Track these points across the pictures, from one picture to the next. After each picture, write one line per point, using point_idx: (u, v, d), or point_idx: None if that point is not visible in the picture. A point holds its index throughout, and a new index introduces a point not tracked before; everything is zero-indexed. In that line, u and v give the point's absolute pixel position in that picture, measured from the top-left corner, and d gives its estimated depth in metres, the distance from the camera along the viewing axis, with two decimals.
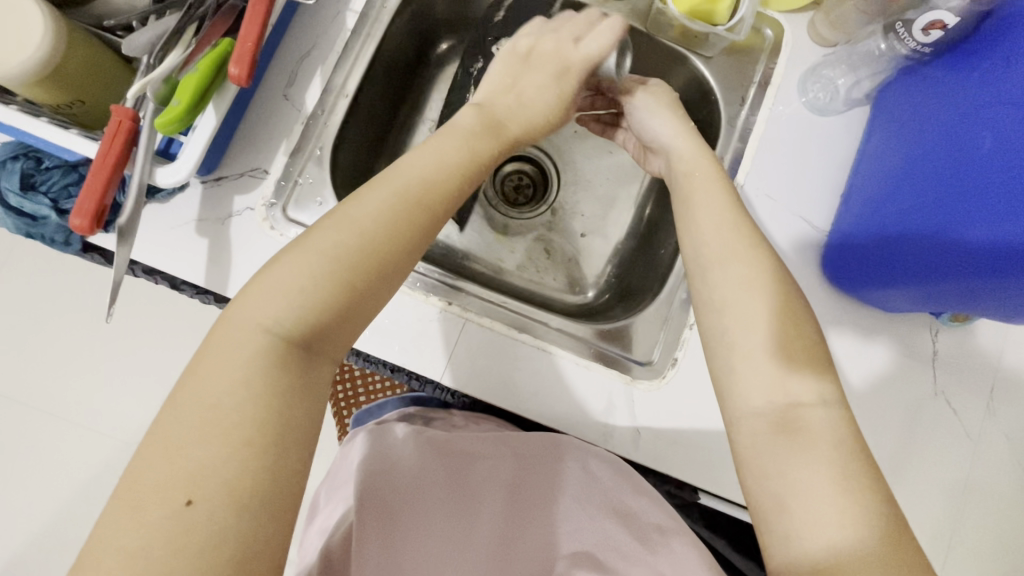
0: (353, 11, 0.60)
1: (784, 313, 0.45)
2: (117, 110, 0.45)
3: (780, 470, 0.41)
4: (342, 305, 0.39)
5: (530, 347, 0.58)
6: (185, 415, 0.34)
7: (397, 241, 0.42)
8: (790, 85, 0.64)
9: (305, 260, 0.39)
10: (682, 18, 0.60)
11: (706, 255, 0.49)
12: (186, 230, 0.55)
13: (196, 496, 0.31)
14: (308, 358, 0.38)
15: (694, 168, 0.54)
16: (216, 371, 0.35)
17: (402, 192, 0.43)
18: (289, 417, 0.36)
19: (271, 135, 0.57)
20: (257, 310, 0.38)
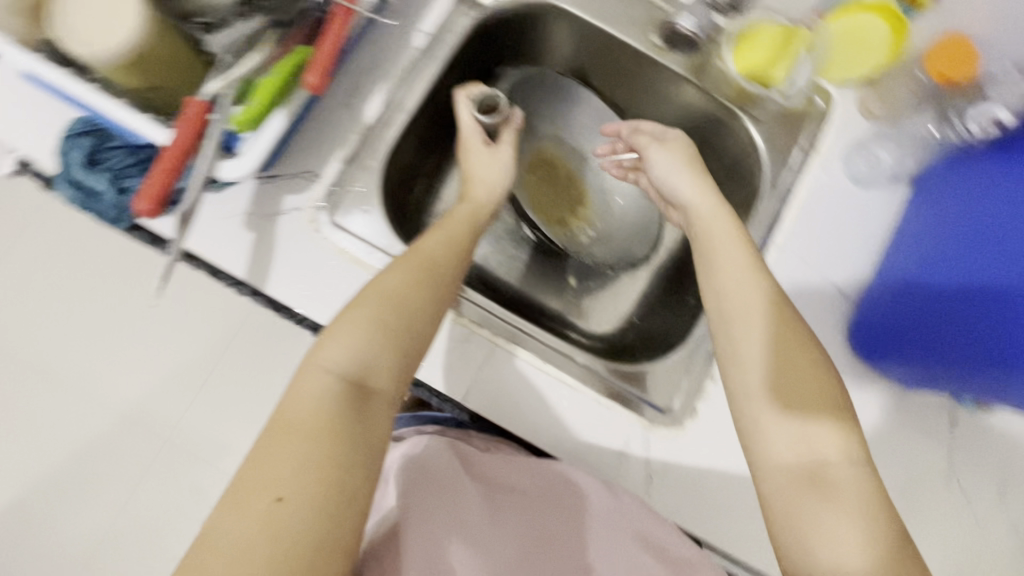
0: (422, 32, 0.62)
1: (819, 377, 0.47)
2: (191, 102, 0.46)
3: (805, 523, 0.43)
4: (388, 346, 0.47)
5: (553, 380, 0.58)
6: (272, 437, 0.41)
7: (422, 300, 0.49)
8: (835, 155, 0.66)
9: (360, 311, 0.47)
10: (741, 78, 0.63)
11: (728, 313, 0.51)
12: (234, 222, 0.56)
13: (285, 494, 0.38)
14: (364, 395, 0.45)
15: (712, 219, 0.56)
16: (298, 397, 0.43)
17: (420, 263, 0.51)
18: (352, 440, 0.42)
19: (327, 140, 0.59)
20: (325, 353, 0.45)
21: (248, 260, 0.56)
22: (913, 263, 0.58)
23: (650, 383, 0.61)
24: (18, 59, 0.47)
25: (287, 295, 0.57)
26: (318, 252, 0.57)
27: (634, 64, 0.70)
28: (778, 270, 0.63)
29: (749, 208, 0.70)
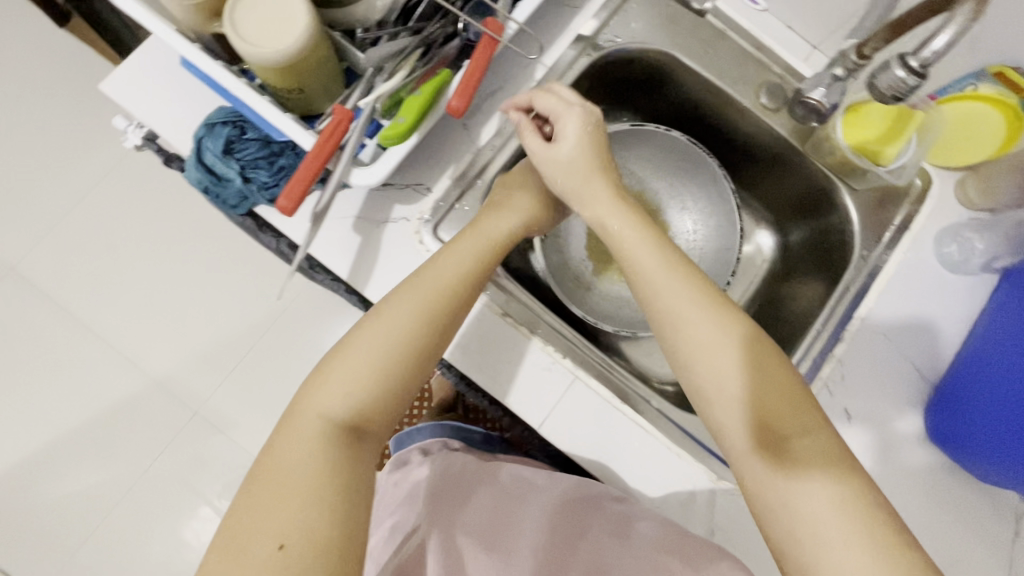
0: (543, 65, 0.64)
1: (740, 354, 0.49)
2: (337, 110, 0.48)
3: (782, 498, 0.45)
4: (388, 390, 0.49)
5: (629, 422, 0.59)
6: (265, 487, 0.43)
7: (416, 344, 0.50)
8: (928, 236, 0.66)
9: (359, 352, 0.49)
10: (849, 151, 0.63)
11: (661, 310, 0.53)
12: (345, 224, 0.58)
13: (286, 542, 0.40)
14: (360, 437, 0.48)
15: (621, 226, 0.57)
16: (292, 447, 0.45)
17: (423, 300, 0.51)
18: (343, 483, 0.44)
19: (443, 157, 0.61)
20: (319, 396, 0.48)
21: (352, 263, 0.58)
22: (994, 351, 0.58)
23: None
24: (184, 48, 0.50)
25: None
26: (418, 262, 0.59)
27: (737, 120, 0.71)
28: (859, 342, 0.64)
29: (832, 276, 0.71)
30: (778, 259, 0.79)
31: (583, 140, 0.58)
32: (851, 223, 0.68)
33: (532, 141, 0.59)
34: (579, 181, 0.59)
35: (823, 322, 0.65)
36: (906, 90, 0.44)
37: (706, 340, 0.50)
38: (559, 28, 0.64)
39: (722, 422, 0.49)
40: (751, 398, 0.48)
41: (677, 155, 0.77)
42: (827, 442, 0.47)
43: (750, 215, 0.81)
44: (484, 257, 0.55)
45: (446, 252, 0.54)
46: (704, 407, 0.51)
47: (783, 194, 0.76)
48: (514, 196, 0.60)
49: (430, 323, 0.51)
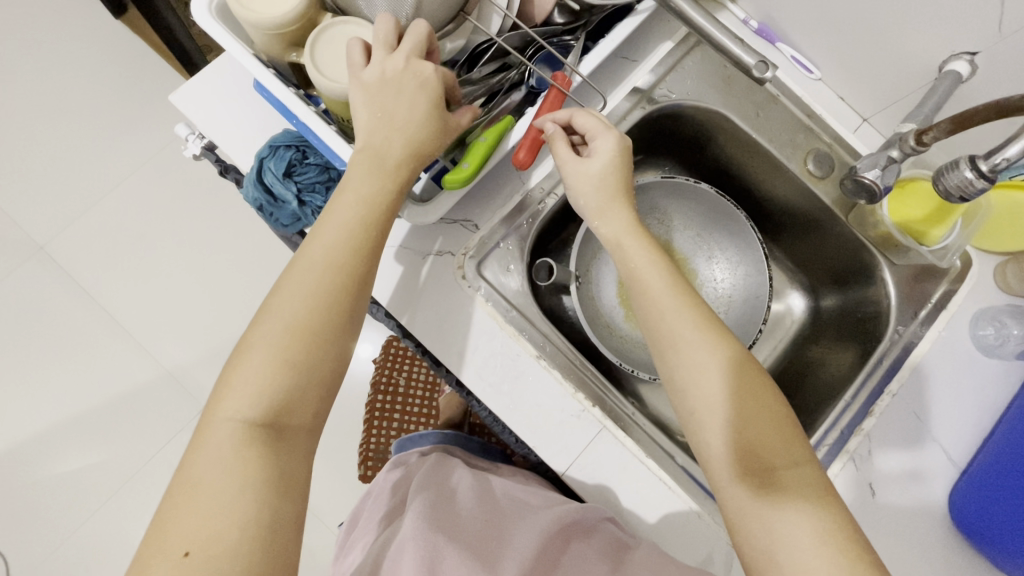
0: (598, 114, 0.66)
1: (736, 385, 0.48)
2: None
3: (763, 523, 0.45)
4: (304, 394, 0.45)
5: (653, 477, 0.59)
6: (178, 501, 0.40)
7: (324, 321, 0.46)
8: (963, 318, 0.66)
9: (270, 345, 0.44)
10: (894, 228, 0.64)
11: (662, 337, 0.51)
12: (388, 252, 0.60)
13: (193, 548, 0.38)
14: (280, 432, 0.43)
15: (622, 238, 0.54)
16: (209, 459, 0.41)
17: (319, 275, 0.46)
18: (273, 478, 0.41)
19: (492, 198, 0.63)
20: (229, 400, 0.43)
21: (394, 292, 0.60)
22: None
23: None
24: (258, 71, 0.52)
25: (423, 330, 0.60)
26: (460, 297, 0.60)
27: (781, 182, 0.72)
28: (883, 414, 0.64)
29: (863, 345, 0.71)
30: (808, 322, 0.79)
31: (615, 159, 0.54)
32: (887, 296, 0.69)
33: (381, 50, 0.47)
34: (602, 201, 0.55)
35: (853, 392, 0.66)
36: (975, 189, 0.48)
37: (702, 369, 0.49)
38: (616, 80, 0.67)
39: (710, 449, 0.48)
40: (739, 429, 0.47)
41: (707, 210, 0.77)
42: (816, 473, 0.46)
43: (783, 277, 0.81)
44: (376, 202, 0.48)
45: (324, 229, 0.47)
46: (693, 432, 0.49)
47: (819, 258, 0.76)
48: (397, 99, 0.47)
49: (333, 296, 0.46)
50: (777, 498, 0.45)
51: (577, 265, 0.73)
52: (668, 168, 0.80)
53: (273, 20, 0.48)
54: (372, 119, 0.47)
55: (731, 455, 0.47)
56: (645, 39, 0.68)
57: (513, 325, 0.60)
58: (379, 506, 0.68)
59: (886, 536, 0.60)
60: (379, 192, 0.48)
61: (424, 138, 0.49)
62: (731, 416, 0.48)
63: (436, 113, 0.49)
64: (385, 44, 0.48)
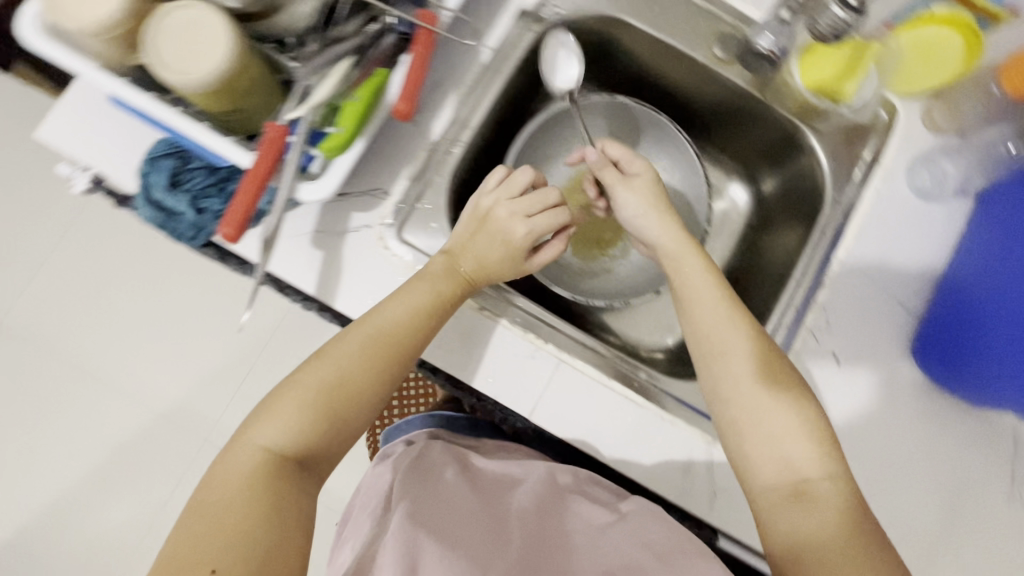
0: (486, 48, 0.62)
1: (783, 397, 0.51)
2: (270, 126, 0.48)
3: (792, 527, 0.48)
4: (339, 432, 0.51)
5: (619, 396, 0.59)
6: (192, 523, 0.44)
7: (374, 389, 0.52)
8: (898, 169, 0.66)
9: (306, 396, 0.50)
10: (807, 92, 0.62)
11: (709, 347, 0.54)
12: (302, 241, 0.57)
13: (218, 566, 0.41)
14: (305, 469, 0.49)
15: (680, 257, 0.59)
16: (226, 483, 0.46)
17: (377, 342, 0.53)
18: (288, 508, 0.46)
19: (396, 160, 0.60)
20: (259, 431, 0.49)
21: (318, 279, 0.58)
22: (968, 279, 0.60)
23: None
24: (106, 82, 0.48)
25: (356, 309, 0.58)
26: (387, 268, 0.58)
27: (694, 76, 0.70)
28: (838, 285, 0.64)
29: (807, 221, 0.70)
30: (753, 211, 0.78)
31: (649, 188, 0.62)
32: (819, 164, 0.67)
33: (502, 198, 0.60)
34: (680, 240, 0.59)
35: (801, 269, 0.65)
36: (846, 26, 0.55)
37: (742, 379, 0.52)
38: (498, 7, 0.63)
39: (749, 456, 0.51)
40: (775, 437, 0.50)
41: (614, 116, 0.75)
42: (846, 483, 0.48)
43: (719, 172, 0.80)
44: (422, 310, 0.54)
45: (393, 299, 0.54)
46: (729, 436, 0.52)
47: (749, 144, 0.75)
48: (479, 245, 0.58)
49: (384, 349, 0.52)
50: (811, 505, 0.48)
51: None
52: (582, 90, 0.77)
53: (99, 20, 0.45)
54: (461, 239, 0.58)
55: (770, 460, 0.50)
56: None
57: None
58: (368, 499, 0.69)
59: (856, 398, 0.62)
60: (431, 297, 0.54)
61: (507, 271, 0.59)
62: (779, 421, 0.50)
63: (513, 262, 0.59)
64: (506, 189, 0.60)
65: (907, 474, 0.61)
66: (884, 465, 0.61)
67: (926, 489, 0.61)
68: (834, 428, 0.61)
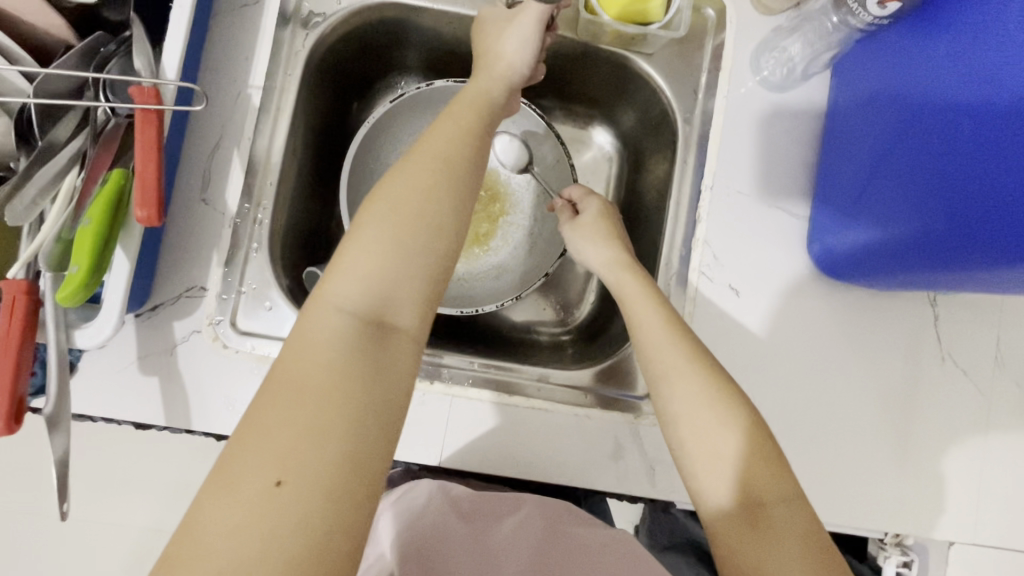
0: (254, 87, 0.54)
1: (733, 421, 0.43)
2: (6, 287, 0.40)
3: (752, 565, 0.40)
4: (413, 259, 0.39)
5: (527, 410, 0.56)
6: (277, 395, 0.34)
7: (437, 246, 0.40)
8: (742, 65, 0.60)
9: (389, 228, 0.39)
10: (615, 23, 0.55)
11: (651, 370, 0.47)
12: (130, 373, 0.51)
13: (285, 474, 0.31)
14: (383, 335, 0.37)
15: (619, 275, 0.53)
16: (303, 350, 0.36)
17: (436, 200, 0.41)
18: (373, 392, 0.35)
19: (199, 249, 0.53)
20: (337, 285, 0.38)
21: (163, 407, 0.51)
22: (880, 151, 0.51)
23: (623, 375, 0.59)
24: None
25: (217, 424, 0.51)
26: (235, 367, 0.52)
27: None
28: (715, 212, 0.59)
29: (667, 153, 0.65)
30: (621, 151, 0.73)
31: (600, 223, 0.58)
32: (660, 90, 0.62)
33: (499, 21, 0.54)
34: (614, 262, 0.54)
35: (675, 205, 0.61)
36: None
37: (691, 403, 0.44)
38: (252, 34, 0.55)
39: (697, 476, 0.43)
40: (720, 459, 0.42)
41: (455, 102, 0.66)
42: (804, 510, 0.41)
43: (574, 122, 0.74)
44: (467, 143, 0.45)
45: (408, 171, 0.42)
46: (682, 464, 0.44)
47: (590, 86, 0.68)
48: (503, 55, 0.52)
49: (421, 214, 0.40)
50: (767, 542, 0.40)
51: None
52: (404, 83, 0.69)
53: None
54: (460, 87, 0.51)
55: (724, 490, 0.42)
56: None
57: None
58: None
59: (767, 321, 0.59)
60: (468, 135, 0.45)
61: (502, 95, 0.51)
62: (730, 451, 0.42)
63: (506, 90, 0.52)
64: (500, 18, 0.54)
65: (837, 377, 0.59)
66: (812, 376, 0.59)
67: (860, 385, 0.59)
68: (753, 360, 0.58)
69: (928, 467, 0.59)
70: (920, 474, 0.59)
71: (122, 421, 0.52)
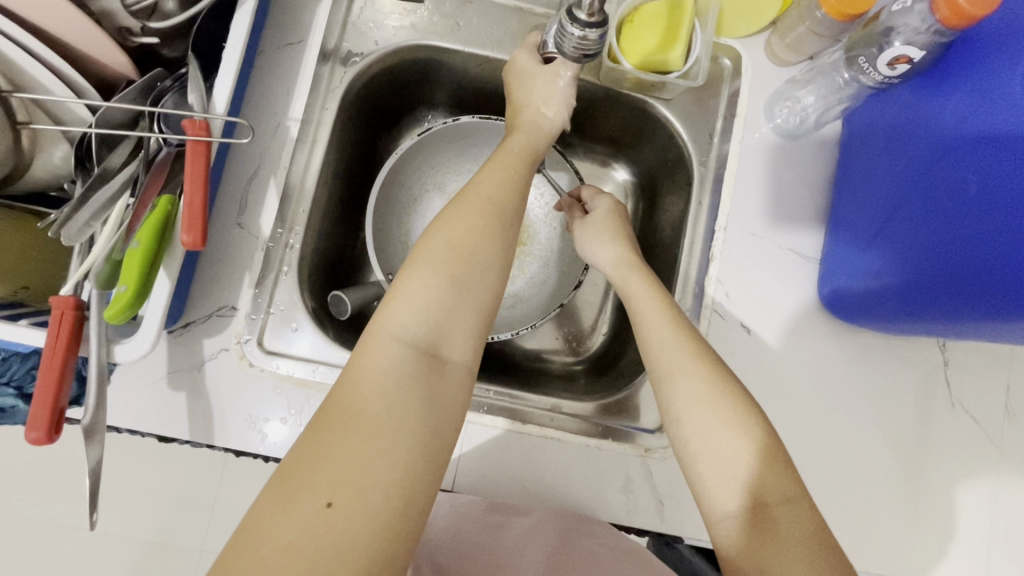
0: (293, 120, 0.58)
1: (737, 418, 0.43)
2: (56, 302, 0.42)
3: (756, 564, 0.39)
4: (464, 298, 0.41)
5: (540, 439, 0.57)
6: (334, 420, 0.35)
7: (483, 288, 0.42)
8: (756, 114, 0.63)
9: (443, 265, 0.41)
10: (636, 71, 0.58)
11: (657, 367, 0.47)
12: (159, 387, 0.53)
13: (336, 498, 0.32)
14: (437, 367, 0.39)
15: (625, 271, 0.55)
16: (361, 377, 0.37)
17: (484, 243, 0.43)
18: (427, 423, 0.37)
19: (233, 270, 0.55)
20: (395, 316, 0.40)
21: (188, 421, 0.53)
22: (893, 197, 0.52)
23: (635, 408, 0.60)
24: None
25: (239, 441, 0.53)
26: (258, 386, 0.54)
27: None
28: (730, 251, 0.61)
29: (681, 193, 0.67)
30: (637, 188, 0.75)
31: (609, 220, 0.61)
32: (677, 134, 0.64)
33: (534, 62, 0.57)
34: (619, 258, 0.56)
35: (689, 244, 0.63)
36: (595, 43, 0.49)
37: (696, 401, 0.44)
38: (294, 71, 0.58)
39: (701, 478, 0.43)
40: (722, 459, 0.42)
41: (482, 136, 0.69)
42: (808, 513, 0.40)
43: (593, 159, 0.76)
44: (509, 188, 0.48)
45: (459, 213, 0.44)
46: (686, 463, 0.44)
47: (609, 126, 0.71)
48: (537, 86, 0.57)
49: (470, 255, 0.42)
50: (771, 540, 0.39)
51: (385, 268, 0.67)
52: (431, 118, 0.73)
53: None
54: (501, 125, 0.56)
55: (727, 487, 0.42)
56: (299, 14, 0.59)
57: (326, 379, 0.55)
58: None
59: (777, 361, 0.60)
60: (515, 181, 0.48)
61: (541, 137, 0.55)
62: (733, 448, 0.42)
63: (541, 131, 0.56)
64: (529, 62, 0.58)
65: (846, 419, 0.60)
66: (821, 416, 0.59)
67: (870, 428, 0.60)
68: (763, 398, 0.59)
69: (937, 515, 0.59)
70: (930, 520, 0.59)
71: (148, 433, 0.53)
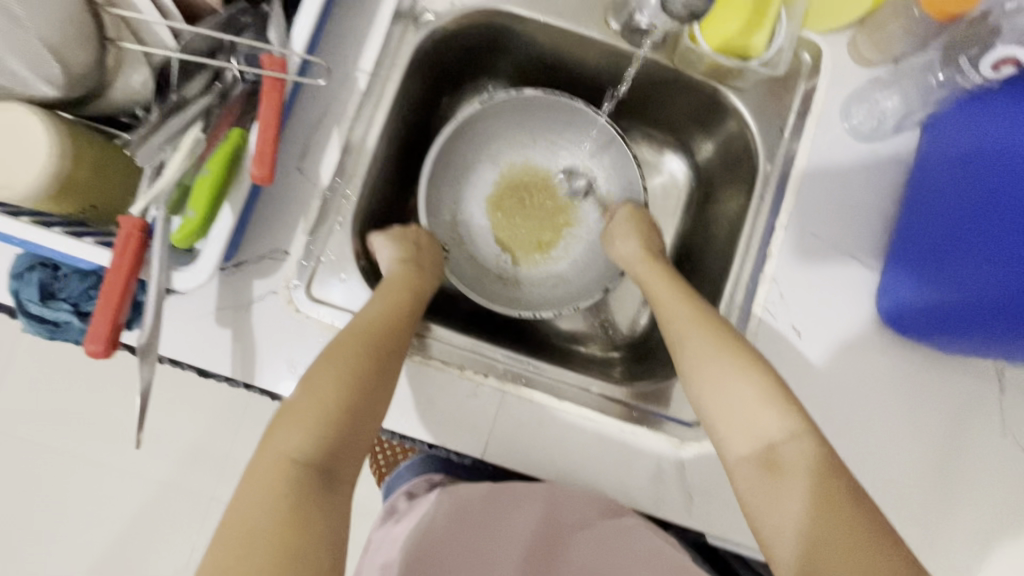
0: (362, 71, 0.57)
1: (742, 369, 0.49)
2: (124, 221, 0.42)
3: (777, 504, 0.44)
4: (356, 411, 0.45)
5: (575, 418, 0.56)
6: (231, 546, 0.37)
7: (369, 404, 0.46)
8: (831, 112, 0.60)
9: (329, 388, 0.45)
10: (714, 54, 0.57)
11: (671, 336, 0.54)
12: (207, 322, 0.53)
13: None
14: (331, 481, 0.42)
15: (644, 264, 0.61)
16: (251, 504, 0.39)
17: (372, 365, 0.47)
18: (321, 535, 0.39)
19: (289, 214, 0.55)
20: (281, 443, 0.42)
21: (232, 358, 0.53)
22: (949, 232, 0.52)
23: (673, 398, 0.59)
24: None
25: (279, 384, 0.53)
26: (303, 331, 0.54)
27: (599, 53, 0.64)
28: (788, 252, 0.59)
29: (741, 187, 0.65)
30: (693, 181, 0.73)
31: (631, 220, 0.65)
32: (746, 125, 0.63)
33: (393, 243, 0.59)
34: (640, 250, 0.62)
35: (745, 241, 0.61)
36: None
37: (705, 359, 0.51)
38: (368, 21, 0.58)
39: (721, 428, 0.49)
40: (730, 408, 0.49)
41: (550, 109, 0.69)
42: (817, 449, 0.45)
43: (650, 146, 0.75)
44: (394, 314, 0.52)
45: (346, 339, 0.48)
46: (709, 422, 0.50)
47: (674, 113, 0.69)
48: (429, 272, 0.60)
49: (361, 371, 0.47)
50: (783, 478, 0.45)
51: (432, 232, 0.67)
52: (492, 87, 0.72)
53: None
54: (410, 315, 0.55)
55: (744, 434, 0.48)
56: None
57: None
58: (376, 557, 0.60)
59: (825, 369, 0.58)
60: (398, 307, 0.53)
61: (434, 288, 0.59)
62: (742, 397, 0.48)
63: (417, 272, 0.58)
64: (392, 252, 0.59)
65: (890, 437, 0.58)
66: (865, 430, 0.57)
67: (914, 448, 0.58)
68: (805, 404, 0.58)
69: (976, 547, 0.56)
70: (968, 551, 0.56)
71: (191, 365, 0.54)
